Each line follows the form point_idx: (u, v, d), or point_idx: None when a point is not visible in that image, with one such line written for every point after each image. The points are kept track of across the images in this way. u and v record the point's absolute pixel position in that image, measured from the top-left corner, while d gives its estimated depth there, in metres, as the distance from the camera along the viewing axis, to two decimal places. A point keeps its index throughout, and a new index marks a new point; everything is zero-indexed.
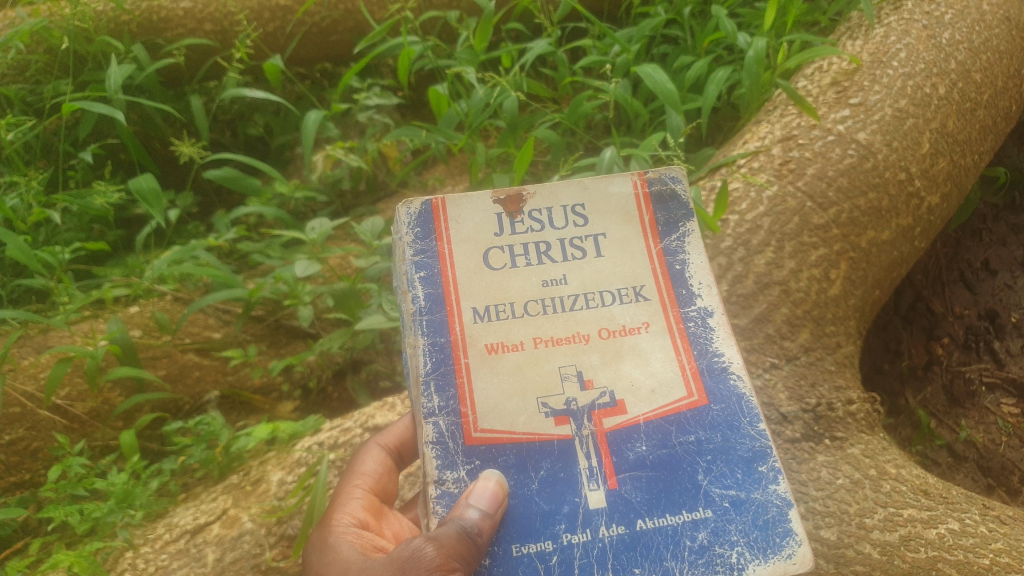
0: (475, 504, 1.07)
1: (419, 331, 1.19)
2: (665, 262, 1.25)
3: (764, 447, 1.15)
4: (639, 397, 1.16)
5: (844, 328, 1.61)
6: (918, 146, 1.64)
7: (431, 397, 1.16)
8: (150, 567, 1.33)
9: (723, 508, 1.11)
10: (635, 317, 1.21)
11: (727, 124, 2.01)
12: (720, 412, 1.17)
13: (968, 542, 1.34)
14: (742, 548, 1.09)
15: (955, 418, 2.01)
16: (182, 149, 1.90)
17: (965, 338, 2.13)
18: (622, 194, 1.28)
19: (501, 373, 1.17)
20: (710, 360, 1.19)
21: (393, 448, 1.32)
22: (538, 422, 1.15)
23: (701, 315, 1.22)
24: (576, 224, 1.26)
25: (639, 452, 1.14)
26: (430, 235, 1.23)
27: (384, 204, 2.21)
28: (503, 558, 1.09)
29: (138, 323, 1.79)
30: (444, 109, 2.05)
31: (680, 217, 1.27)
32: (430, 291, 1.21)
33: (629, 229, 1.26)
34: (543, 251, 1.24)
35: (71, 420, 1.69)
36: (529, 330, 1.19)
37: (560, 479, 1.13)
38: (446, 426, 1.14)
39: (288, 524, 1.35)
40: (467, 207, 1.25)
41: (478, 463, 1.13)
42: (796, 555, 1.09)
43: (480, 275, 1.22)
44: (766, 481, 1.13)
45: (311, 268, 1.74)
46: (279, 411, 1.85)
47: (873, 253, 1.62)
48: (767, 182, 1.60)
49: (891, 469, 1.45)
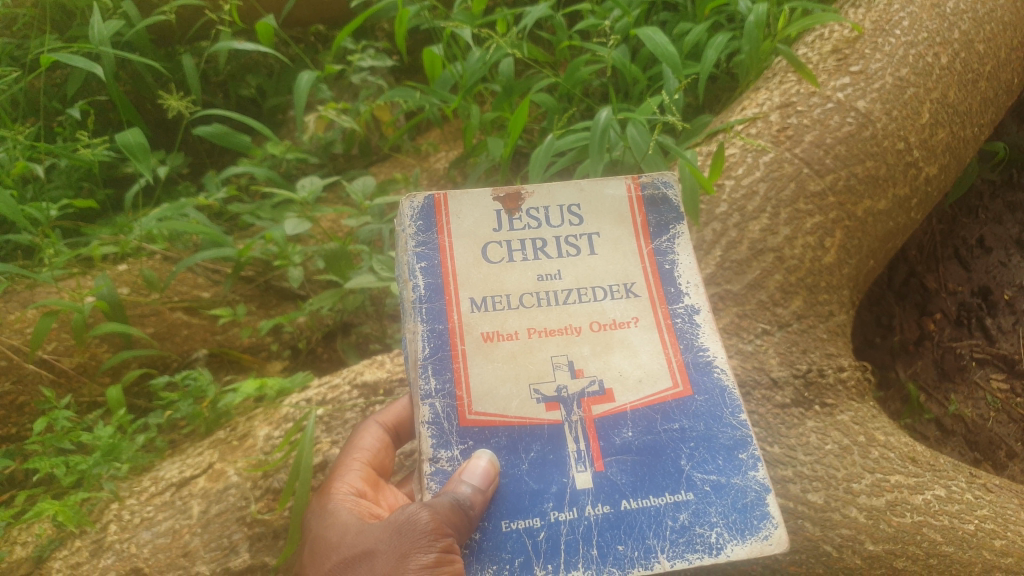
0: (467, 480, 1.06)
1: (419, 318, 1.17)
2: (654, 262, 1.24)
3: (745, 435, 1.14)
4: (627, 386, 1.16)
5: (837, 297, 1.61)
6: (917, 116, 1.62)
7: (428, 380, 1.14)
8: (135, 519, 1.32)
9: (704, 492, 1.11)
10: (625, 311, 1.21)
11: (725, 94, 2.00)
12: (704, 403, 1.16)
13: (953, 509, 1.34)
14: (721, 529, 1.09)
15: (944, 392, 2.02)
16: (171, 102, 1.84)
17: (957, 314, 2.12)
18: (616, 197, 1.28)
19: (496, 360, 1.15)
20: (695, 354, 1.19)
21: (391, 426, 1.30)
22: (529, 408, 1.14)
23: (688, 312, 1.22)
24: (571, 223, 1.25)
25: (625, 437, 1.14)
26: (432, 228, 1.22)
27: (377, 169, 2.23)
28: (493, 533, 1.07)
29: (127, 281, 1.77)
30: (439, 72, 2.02)
31: (670, 220, 1.27)
32: (431, 280, 1.19)
33: (621, 230, 1.26)
34: (539, 248, 1.23)
35: (58, 375, 1.68)
36: (524, 321, 1.18)
37: (549, 461, 1.12)
38: (442, 408, 1.13)
39: (273, 478, 1.33)
40: (468, 203, 1.24)
41: (472, 444, 1.12)
42: (772, 536, 1.09)
43: (479, 268, 1.21)
44: (745, 467, 1.13)
45: (301, 227, 1.69)
46: (268, 370, 1.84)
47: (869, 223, 1.61)
48: (765, 147, 1.59)
49: (879, 437, 1.45)
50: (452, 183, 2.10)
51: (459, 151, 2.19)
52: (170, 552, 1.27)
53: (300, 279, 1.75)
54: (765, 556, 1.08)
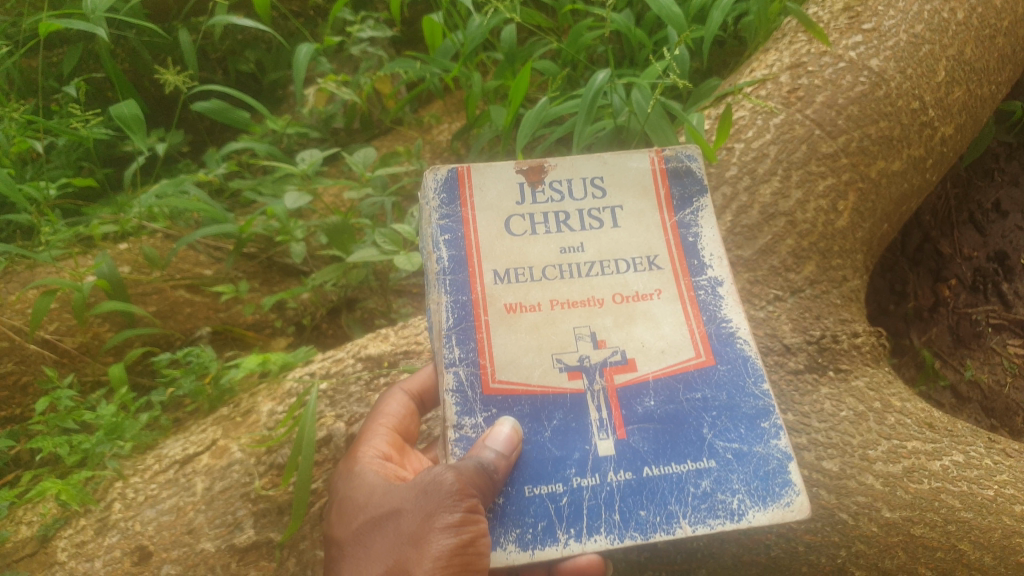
0: (491, 446, 1.04)
1: (442, 289, 1.14)
2: (678, 234, 1.21)
3: (768, 404, 1.11)
4: (650, 356, 1.13)
5: (851, 262, 1.57)
6: (933, 74, 1.57)
7: (452, 349, 1.11)
8: (139, 496, 1.31)
9: (726, 459, 1.08)
10: (648, 283, 1.17)
11: (733, 59, 1.95)
12: (727, 373, 1.13)
13: (972, 474, 1.31)
14: (743, 496, 1.06)
15: (959, 358, 1.98)
16: (167, 77, 1.78)
17: (973, 280, 2.08)
18: (640, 169, 1.23)
19: (519, 331, 1.13)
20: (718, 326, 1.15)
21: (415, 394, 1.28)
22: (552, 377, 1.11)
23: (711, 284, 1.18)
24: (594, 196, 1.21)
25: (647, 406, 1.11)
26: (455, 201, 1.18)
27: (378, 144, 2.18)
28: (516, 497, 1.05)
29: (127, 260, 1.75)
30: (439, 40, 1.96)
31: (694, 192, 1.23)
32: (454, 253, 1.16)
33: (644, 202, 1.22)
34: (562, 220, 1.19)
35: (61, 355, 1.66)
36: (547, 293, 1.15)
37: (571, 428, 1.09)
38: (466, 376, 1.10)
39: (278, 454, 1.31)
40: (491, 175, 1.20)
41: (495, 411, 1.09)
42: (794, 503, 1.05)
43: (502, 240, 1.17)
44: (768, 436, 1.09)
45: (301, 200, 1.65)
46: (272, 346, 1.83)
47: (882, 185, 1.56)
48: (775, 109, 1.54)
49: (895, 403, 1.41)
50: (456, 156, 2.07)
51: (461, 123, 2.16)
52: (174, 529, 1.25)
53: (303, 254, 1.72)
54: (786, 523, 1.05)
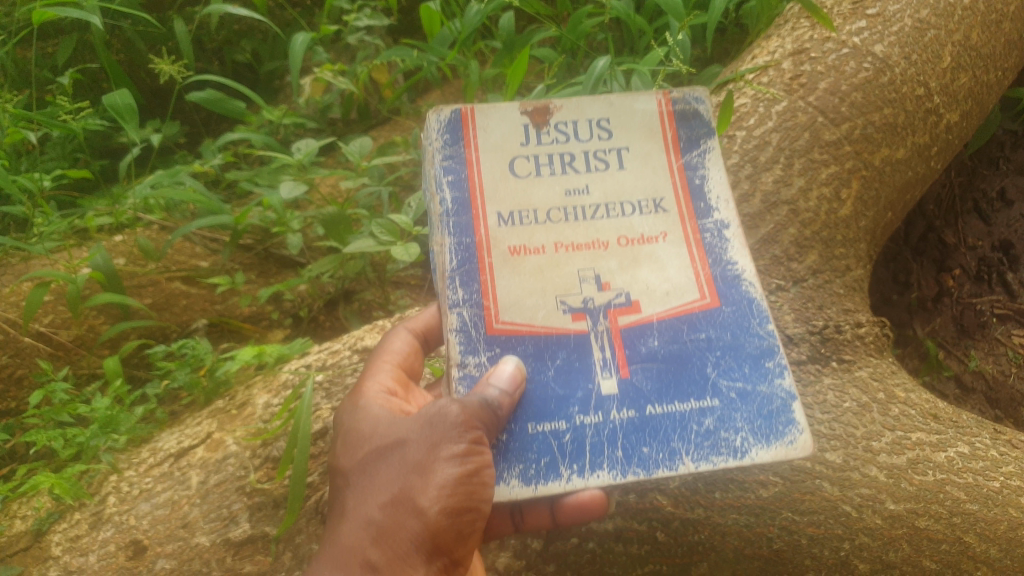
0: (495, 383, 1.02)
1: (445, 231, 1.12)
2: (684, 176, 1.17)
3: (773, 344, 1.09)
4: (654, 298, 1.11)
5: (854, 251, 1.54)
6: (938, 60, 1.54)
7: (455, 290, 1.10)
8: (133, 490, 1.30)
9: (730, 398, 1.06)
10: (654, 226, 1.14)
11: (734, 47, 1.92)
12: (732, 315, 1.11)
13: (977, 466, 1.30)
14: (746, 434, 1.04)
15: (963, 348, 1.96)
16: (161, 66, 1.76)
17: (977, 270, 2.05)
18: (647, 111, 1.20)
19: (523, 273, 1.11)
20: (724, 268, 1.13)
21: (420, 332, 1.28)
22: (555, 318, 1.09)
23: (717, 227, 1.15)
24: (600, 138, 1.18)
25: (651, 346, 1.09)
26: (459, 142, 1.16)
27: (376, 133, 2.16)
28: (519, 434, 1.04)
29: (122, 252, 1.74)
30: (437, 27, 1.94)
31: (702, 135, 1.19)
32: (458, 195, 1.14)
33: (651, 144, 1.18)
34: (567, 162, 1.17)
35: (55, 348, 1.65)
36: (551, 235, 1.13)
37: (575, 368, 1.08)
38: (470, 317, 1.09)
39: (273, 447, 1.30)
40: (495, 117, 1.18)
41: (499, 351, 1.08)
42: (797, 441, 1.04)
43: (506, 182, 1.15)
44: (772, 375, 1.08)
45: (297, 191, 1.63)
46: (269, 338, 1.81)
47: (886, 172, 1.54)
48: (777, 96, 1.52)
49: (899, 393, 1.39)
50: None
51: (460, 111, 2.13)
52: (169, 523, 1.23)
53: (300, 245, 1.70)
54: (789, 461, 1.04)
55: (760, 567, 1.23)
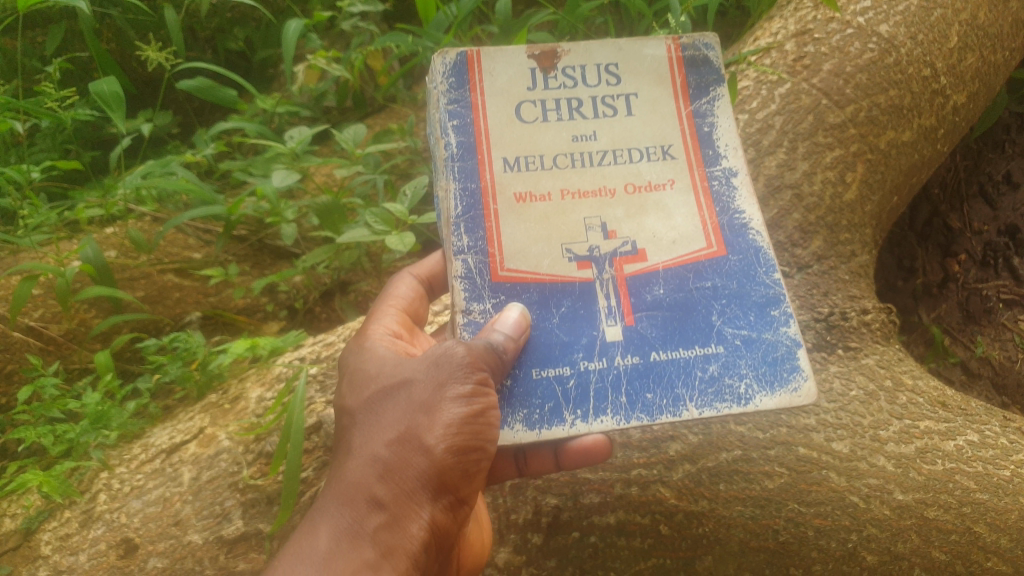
0: (499, 329, 1.00)
1: (450, 177, 1.09)
2: (693, 124, 1.14)
3: (779, 292, 1.06)
4: (661, 247, 1.08)
5: (860, 236, 1.51)
6: (945, 40, 1.50)
7: (460, 237, 1.07)
8: (124, 488, 1.27)
9: (734, 345, 1.04)
10: (661, 174, 1.11)
11: (736, 29, 1.88)
12: (739, 263, 1.08)
13: (987, 455, 1.27)
14: (750, 381, 1.02)
15: (969, 334, 1.93)
16: (149, 54, 1.72)
17: (983, 254, 2.01)
18: (656, 57, 1.16)
19: (529, 220, 1.08)
20: (731, 217, 1.10)
21: (425, 278, 1.28)
22: (561, 266, 1.07)
23: (725, 175, 1.12)
24: (608, 83, 1.15)
25: (656, 295, 1.06)
26: (464, 86, 1.12)
27: (372, 121, 2.12)
28: (524, 380, 1.02)
29: (113, 244, 1.71)
30: (433, 12, 1.88)
31: (711, 81, 1.16)
32: (463, 139, 1.10)
33: (660, 91, 1.15)
34: (575, 108, 1.13)
35: (46, 343, 1.63)
36: (557, 182, 1.10)
37: (580, 315, 1.05)
38: (475, 264, 1.06)
39: (266, 442, 1.27)
40: (502, 60, 1.13)
41: (504, 298, 1.06)
42: (801, 388, 1.02)
43: (512, 127, 1.11)
44: (778, 323, 1.05)
45: (289, 179, 1.59)
46: (264, 331, 1.78)
47: (892, 156, 1.51)
48: (780, 78, 1.48)
49: (907, 381, 1.37)
50: None
51: None
52: (161, 520, 1.21)
53: (294, 236, 1.66)
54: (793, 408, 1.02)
55: (765, 560, 1.19)
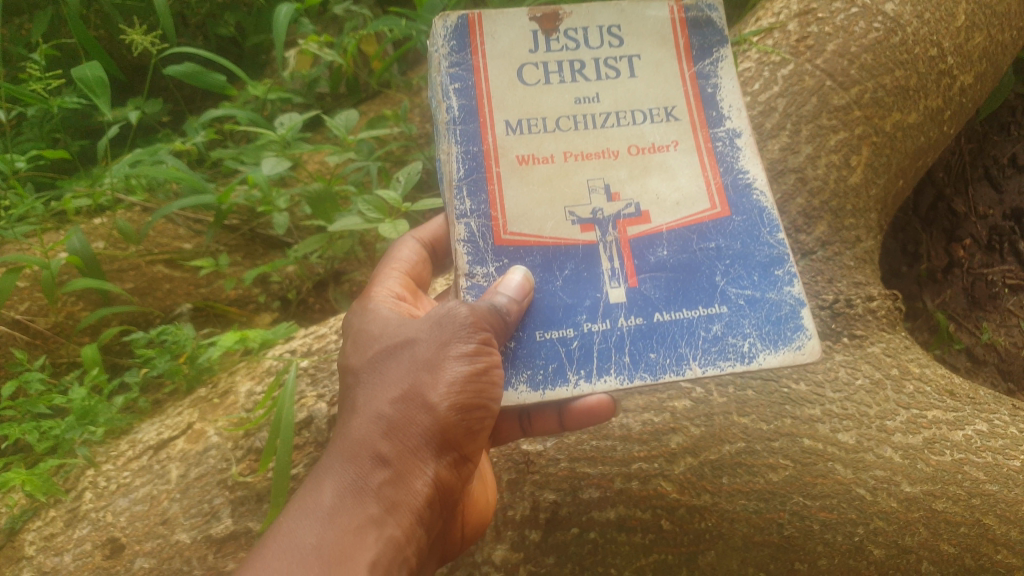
0: (502, 292, 0.97)
1: (452, 140, 1.05)
2: (697, 85, 1.09)
3: (784, 251, 1.03)
4: (664, 209, 1.05)
5: (865, 221, 1.47)
6: (952, 19, 1.46)
7: (462, 201, 1.03)
8: (111, 485, 1.24)
9: (738, 305, 1.01)
10: (665, 135, 1.08)
11: (736, 11, 1.84)
12: (742, 224, 1.04)
13: (997, 445, 1.24)
14: (754, 339, 0.99)
15: (975, 320, 1.90)
16: (133, 37, 1.67)
17: (988, 239, 1.97)
18: (660, 18, 1.11)
19: (532, 183, 1.05)
20: (735, 177, 1.06)
21: (428, 242, 1.24)
22: (564, 229, 1.04)
23: (729, 135, 1.08)
24: (611, 45, 1.10)
25: (660, 256, 1.03)
26: (465, 49, 1.08)
27: (366, 107, 2.08)
28: (527, 341, 1.00)
29: (101, 235, 1.68)
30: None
31: (715, 43, 1.10)
32: (465, 103, 1.06)
33: (663, 53, 1.10)
34: (577, 70, 1.09)
35: (33, 337, 1.60)
36: (560, 144, 1.06)
37: (583, 278, 1.02)
38: (478, 227, 1.03)
39: (256, 437, 1.24)
40: (503, 23, 1.09)
41: (507, 262, 1.02)
42: (805, 346, 0.99)
43: (513, 90, 1.07)
44: (782, 283, 1.02)
45: (280, 167, 1.55)
46: (256, 323, 1.75)
47: (897, 139, 1.47)
48: (783, 60, 1.44)
49: (913, 368, 1.34)
50: None
51: None
52: (148, 519, 1.18)
53: (286, 224, 1.61)
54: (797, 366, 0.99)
55: (769, 555, 1.15)
